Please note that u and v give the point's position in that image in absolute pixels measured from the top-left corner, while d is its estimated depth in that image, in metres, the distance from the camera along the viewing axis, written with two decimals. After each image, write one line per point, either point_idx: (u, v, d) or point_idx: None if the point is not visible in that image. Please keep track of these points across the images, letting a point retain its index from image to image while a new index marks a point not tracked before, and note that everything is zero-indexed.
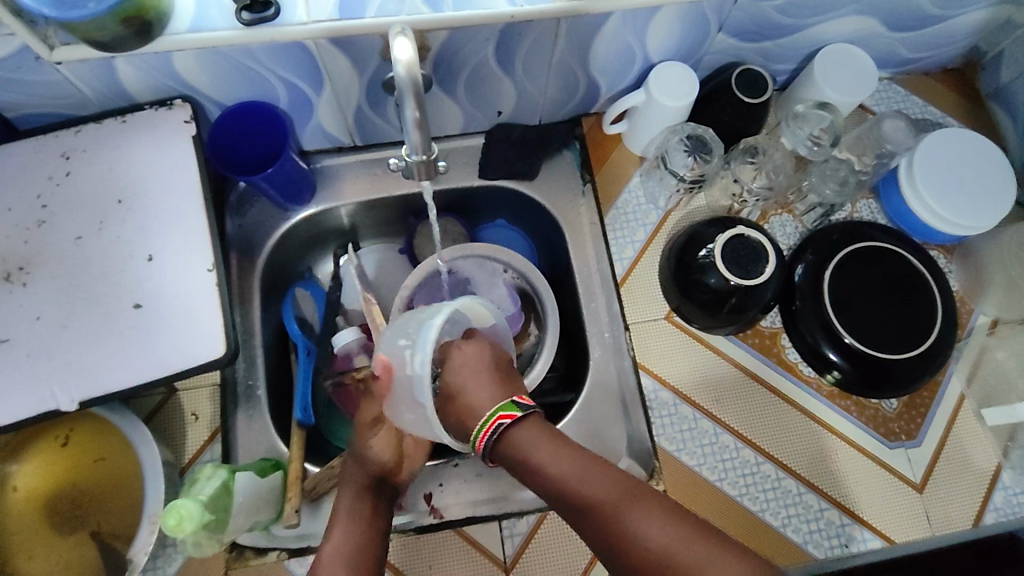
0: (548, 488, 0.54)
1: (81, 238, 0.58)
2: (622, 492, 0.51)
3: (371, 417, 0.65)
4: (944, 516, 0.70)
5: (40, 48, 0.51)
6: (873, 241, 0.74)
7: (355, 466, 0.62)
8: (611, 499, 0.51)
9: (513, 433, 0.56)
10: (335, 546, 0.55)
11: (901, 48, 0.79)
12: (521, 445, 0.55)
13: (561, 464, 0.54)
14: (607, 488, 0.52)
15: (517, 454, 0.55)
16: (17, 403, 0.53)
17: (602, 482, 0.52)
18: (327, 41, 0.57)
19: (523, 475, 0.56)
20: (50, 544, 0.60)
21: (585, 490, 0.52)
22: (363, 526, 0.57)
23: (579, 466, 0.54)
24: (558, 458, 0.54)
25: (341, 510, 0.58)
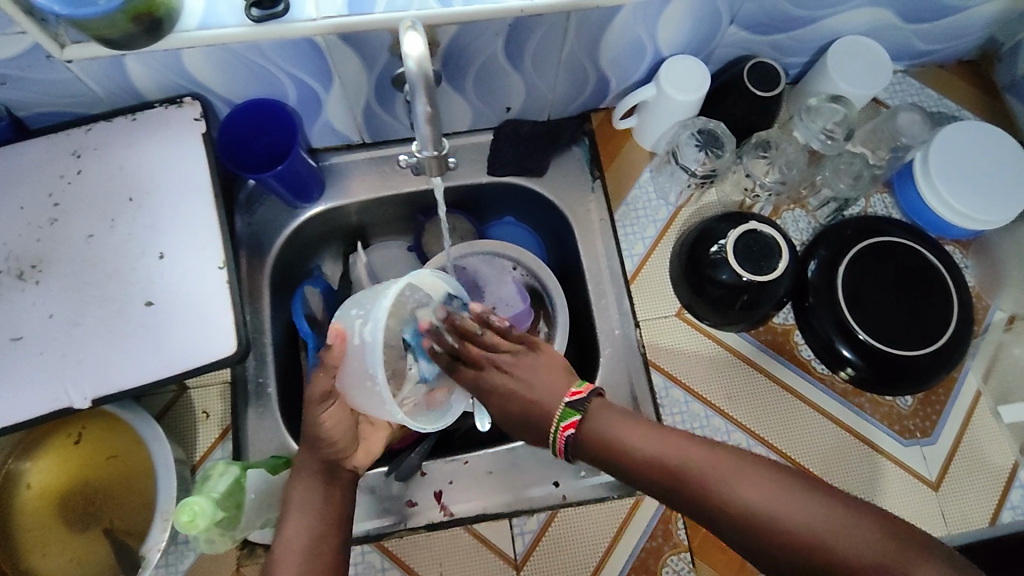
0: (629, 467, 0.52)
1: (93, 237, 0.59)
2: (708, 458, 0.51)
3: (322, 392, 0.56)
4: (960, 515, 0.69)
5: (51, 46, 0.52)
6: (888, 237, 0.73)
7: (308, 450, 0.58)
8: (704, 469, 0.50)
9: (592, 418, 0.54)
10: (289, 541, 0.55)
11: (916, 40, 0.78)
12: (602, 430, 0.53)
13: (646, 442, 0.52)
14: (695, 459, 0.51)
15: (601, 439, 0.53)
16: (31, 400, 0.54)
17: (689, 453, 0.51)
18: (336, 36, 0.57)
19: (605, 462, 0.53)
20: (63, 541, 0.60)
21: (669, 462, 0.51)
22: (319, 518, 0.56)
23: (656, 439, 0.53)
24: (643, 437, 0.52)
25: (295, 499, 0.57)
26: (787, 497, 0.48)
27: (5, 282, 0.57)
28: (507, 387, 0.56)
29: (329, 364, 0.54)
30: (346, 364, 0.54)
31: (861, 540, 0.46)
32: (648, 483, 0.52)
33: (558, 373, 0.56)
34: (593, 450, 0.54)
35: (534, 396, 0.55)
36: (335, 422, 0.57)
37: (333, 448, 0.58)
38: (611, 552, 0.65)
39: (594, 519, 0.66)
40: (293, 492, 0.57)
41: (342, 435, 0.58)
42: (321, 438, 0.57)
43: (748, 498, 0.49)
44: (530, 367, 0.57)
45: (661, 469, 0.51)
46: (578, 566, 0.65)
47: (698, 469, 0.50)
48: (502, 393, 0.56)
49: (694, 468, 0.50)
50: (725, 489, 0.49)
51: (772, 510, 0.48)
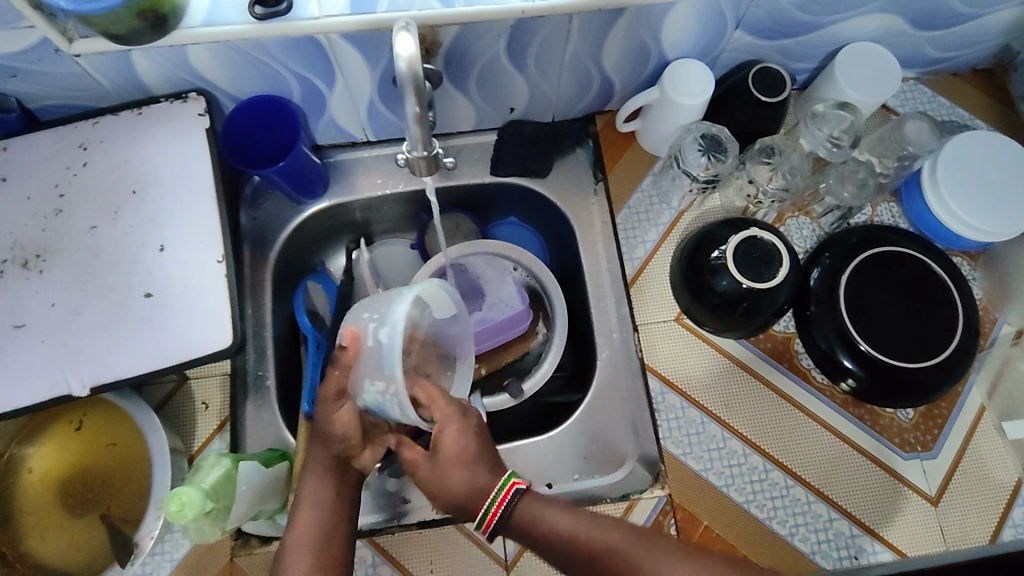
0: (554, 550, 0.53)
1: (97, 228, 0.60)
2: (639, 543, 0.52)
3: (336, 390, 0.59)
4: (959, 531, 0.68)
5: (59, 40, 0.53)
6: (893, 246, 0.72)
7: (319, 445, 0.59)
8: (639, 549, 0.52)
9: (521, 506, 0.54)
10: (299, 534, 0.55)
11: (927, 47, 0.76)
12: (530, 515, 0.53)
13: (577, 525, 0.53)
14: (624, 541, 0.52)
15: (526, 522, 0.53)
16: (32, 386, 0.55)
17: (624, 536, 0.53)
18: (338, 35, 0.58)
19: (540, 546, 0.53)
20: (61, 526, 0.61)
21: (597, 545, 0.52)
22: (329, 514, 0.56)
23: (582, 523, 0.53)
24: (570, 520, 0.53)
25: (306, 494, 0.57)
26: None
27: (11, 271, 0.58)
28: (443, 453, 0.56)
29: (342, 361, 0.58)
30: (359, 365, 0.56)
31: None
32: (579, 565, 0.52)
33: (489, 461, 0.56)
34: (521, 534, 0.53)
35: (466, 469, 0.55)
36: (348, 420, 0.59)
37: (344, 442, 0.59)
38: None
39: None
40: (303, 487, 0.57)
41: (353, 432, 0.59)
42: (333, 433, 0.58)
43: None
44: (473, 449, 0.56)
45: (591, 549, 0.52)
46: None
47: (633, 555, 0.51)
48: (435, 459, 0.56)
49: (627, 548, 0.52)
50: (657, 569, 0.50)
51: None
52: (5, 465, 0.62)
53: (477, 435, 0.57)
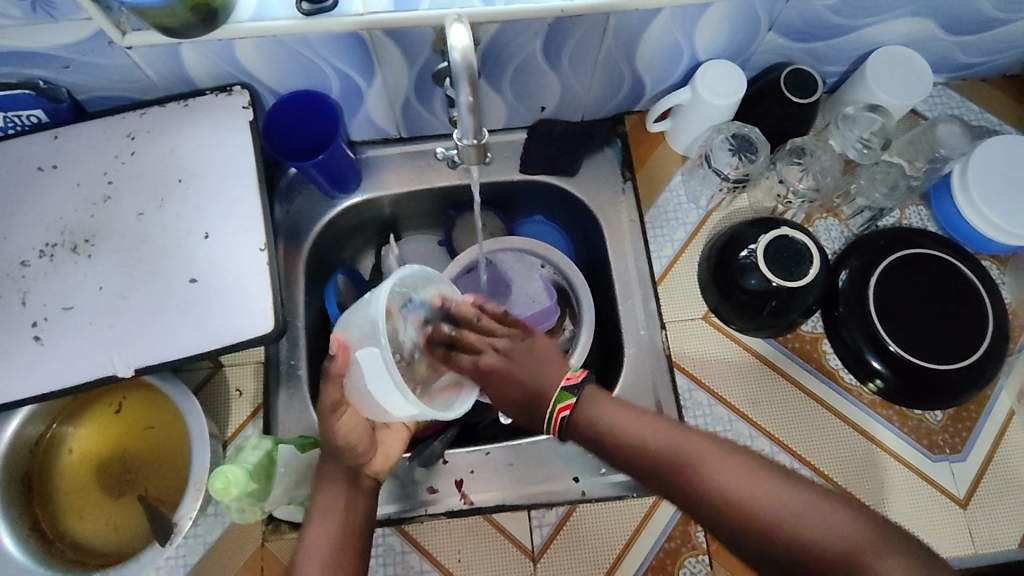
0: (614, 453, 0.57)
1: (143, 215, 0.61)
2: (692, 443, 0.55)
3: (332, 401, 0.58)
4: (988, 533, 0.68)
5: (113, 32, 0.54)
6: (923, 249, 0.72)
7: (331, 458, 0.61)
8: (689, 450, 0.54)
9: (585, 407, 0.58)
10: (311, 550, 0.57)
11: (958, 52, 0.77)
12: (591, 416, 0.58)
13: (640, 433, 0.57)
14: (682, 439, 0.55)
15: (591, 419, 0.57)
16: (80, 366, 0.56)
17: (670, 438, 0.56)
18: (381, 32, 0.59)
19: (606, 448, 0.57)
20: (100, 505, 0.63)
21: (645, 448, 0.56)
22: (341, 524, 0.58)
23: (635, 422, 0.57)
24: (627, 415, 0.57)
25: (319, 505, 0.59)
26: (762, 485, 0.51)
27: (60, 255, 0.60)
28: (505, 370, 0.59)
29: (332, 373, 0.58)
30: (347, 375, 0.57)
31: (822, 517, 0.49)
32: (640, 462, 0.56)
33: (542, 363, 0.60)
34: (586, 433, 0.58)
35: (534, 374, 0.59)
36: (353, 426, 0.60)
37: (355, 453, 0.61)
38: (628, 551, 0.66)
39: (614, 515, 0.67)
40: (317, 500, 0.59)
41: (358, 440, 0.61)
42: (341, 444, 0.60)
43: (725, 484, 0.52)
44: (528, 355, 0.60)
45: (647, 450, 0.56)
46: (596, 561, 0.66)
47: (687, 454, 0.54)
48: (501, 374, 0.59)
49: (680, 446, 0.55)
50: (706, 472, 0.53)
51: (749, 497, 0.51)
52: (45, 446, 0.63)
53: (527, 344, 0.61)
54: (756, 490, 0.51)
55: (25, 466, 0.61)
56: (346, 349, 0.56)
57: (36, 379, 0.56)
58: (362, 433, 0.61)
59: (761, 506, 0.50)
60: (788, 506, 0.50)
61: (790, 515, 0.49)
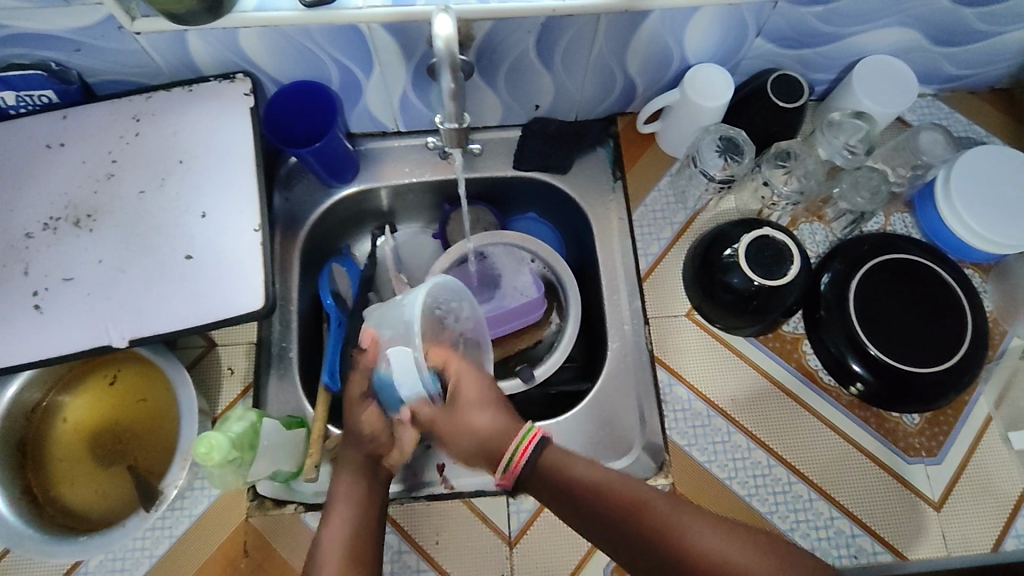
0: (571, 498, 0.55)
1: (144, 193, 0.64)
2: (666, 503, 0.54)
3: (359, 392, 0.65)
4: (961, 536, 0.69)
5: (122, 17, 0.57)
6: (905, 255, 0.74)
7: (351, 445, 0.64)
8: (668, 511, 0.53)
9: (547, 455, 0.57)
10: (332, 533, 0.57)
11: (945, 64, 0.78)
12: (560, 467, 0.56)
13: (604, 480, 0.56)
14: (653, 500, 0.54)
15: (559, 469, 0.56)
16: (77, 335, 0.59)
17: (638, 489, 0.55)
18: (378, 25, 0.62)
19: (573, 501, 0.55)
20: (91, 473, 0.64)
21: (610, 494, 0.55)
22: (362, 508, 0.59)
23: (598, 472, 0.56)
24: (596, 468, 0.56)
25: (341, 490, 0.61)
26: (747, 551, 0.50)
27: (63, 228, 0.62)
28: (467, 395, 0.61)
29: (361, 363, 0.64)
30: (377, 368, 0.62)
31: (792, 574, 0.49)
32: (610, 519, 0.54)
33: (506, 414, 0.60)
34: (553, 481, 0.56)
35: (492, 415, 0.60)
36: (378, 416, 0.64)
37: (375, 442, 0.64)
38: None
39: None
40: (339, 486, 0.61)
41: (379, 432, 0.64)
42: (364, 432, 0.63)
43: (707, 547, 0.50)
44: (491, 391, 0.62)
45: (618, 501, 0.54)
46: (571, 549, 0.67)
47: (661, 515, 0.53)
48: (466, 405, 0.60)
49: (655, 507, 0.53)
50: (674, 528, 0.52)
51: (734, 563, 0.49)
52: (41, 413, 0.65)
53: (490, 380, 0.63)
54: (723, 544, 0.50)
55: (20, 432, 0.63)
56: (376, 346, 0.62)
57: (34, 346, 0.58)
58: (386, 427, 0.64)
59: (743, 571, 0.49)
60: (757, 562, 0.49)
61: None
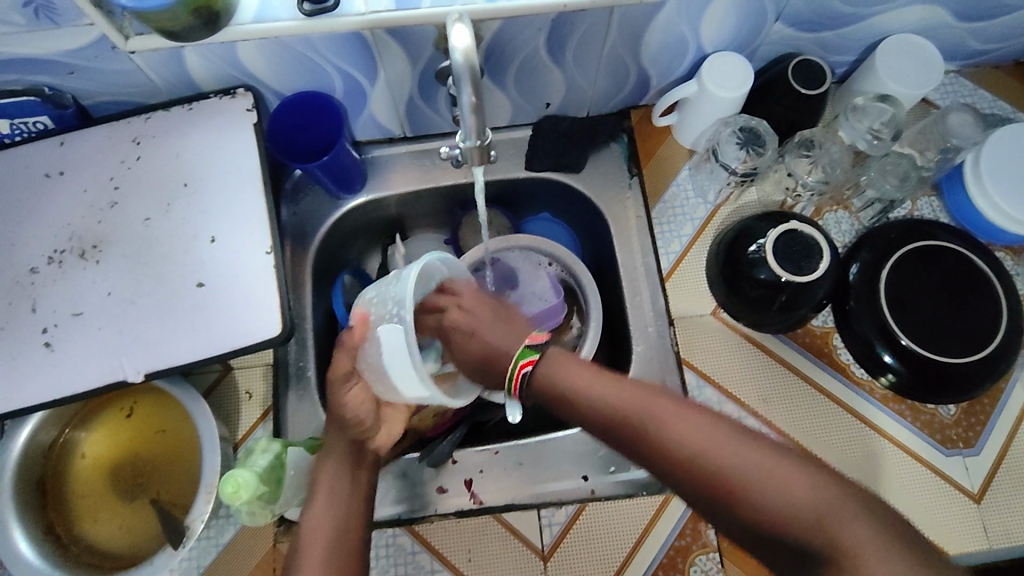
0: (566, 405, 0.55)
1: (150, 220, 0.61)
2: (655, 401, 0.52)
3: (343, 371, 0.60)
4: (1003, 528, 0.68)
5: (116, 37, 0.54)
6: (934, 240, 0.71)
7: (335, 430, 0.60)
8: (643, 409, 0.52)
9: (541, 365, 0.57)
10: (316, 522, 0.55)
11: (970, 39, 0.75)
12: (552, 374, 0.56)
13: (599, 386, 0.54)
14: (643, 401, 0.52)
15: (550, 373, 0.56)
16: (91, 372, 0.57)
17: (636, 396, 0.53)
18: (384, 31, 0.59)
19: (579, 415, 0.55)
20: (113, 508, 0.63)
21: (605, 401, 0.54)
22: (350, 498, 0.57)
23: (600, 380, 0.55)
24: (589, 377, 0.55)
25: (324, 476, 0.58)
26: (731, 443, 0.47)
27: (68, 261, 0.60)
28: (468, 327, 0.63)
29: (346, 343, 0.60)
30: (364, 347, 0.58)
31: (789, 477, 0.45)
32: (598, 424, 0.54)
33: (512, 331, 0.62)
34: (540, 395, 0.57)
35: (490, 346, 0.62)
36: (359, 400, 0.60)
37: (360, 426, 0.60)
38: (639, 550, 0.66)
39: (626, 513, 0.67)
40: (322, 471, 0.58)
41: (367, 414, 0.60)
42: (347, 417, 0.59)
43: (682, 439, 0.49)
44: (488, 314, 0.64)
45: (601, 402, 0.54)
46: (606, 562, 0.66)
47: (641, 413, 0.52)
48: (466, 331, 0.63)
49: (633, 404, 0.52)
50: (665, 431, 0.50)
51: (709, 452, 0.47)
52: (58, 451, 0.64)
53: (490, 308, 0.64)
54: (712, 443, 0.48)
55: (38, 472, 0.62)
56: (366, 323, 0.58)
57: (49, 385, 0.56)
58: (371, 411, 0.61)
59: (719, 459, 0.47)
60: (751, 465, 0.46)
61: (754, 482, 0.45)
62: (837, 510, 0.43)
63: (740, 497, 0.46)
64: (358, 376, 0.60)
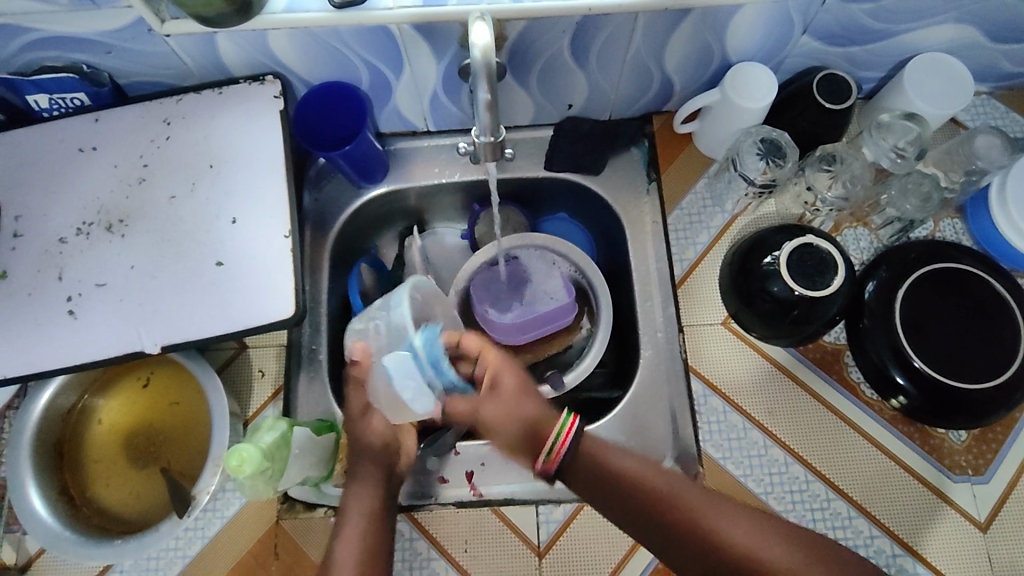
0: (613, 500, 0.57)
1: (175, 198, 0.63)
2: (704, 498, 0.56)
3: (360, 406, 0.63)
4: (1007, 558, 0.66)
5: (153, 20, 0.56)
6: (954, 263, 0.70)
7: (361, 455, 0.62)
8: (698, 510, 0.55)
9: (584, 444, 0.59)
10: (344, 550, 0.57)
11: (1004, 61, 0.74)
12: (599, 455, 0.58)
13: (642, 478, 0.57)
14: (689, 495, 0.56)
15: (596, 453, 0.58)
16: (110, 342, 0.59)
17: (685, 490, 0.56)
18: (410, 26, 0.60)
19: (625, 509, 0.57)
20: (125, 474, 0.65)
21: (654, 491, 0.57)
22: (373, 527, 0.59)
23: (647, 471, 0.58)
24: (637, 466, 0.58)
25: (353, 504, 0.60)
26: (778, 543, 0.53)
27: (95, 233, 0.63)
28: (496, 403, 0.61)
29: (357, 376, 0.61)
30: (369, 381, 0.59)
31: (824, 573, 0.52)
32: (649, 521, 0.56)
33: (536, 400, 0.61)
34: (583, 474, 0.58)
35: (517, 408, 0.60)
36: (381, 425, 0.62)
37: (385, 451, 0.62)
38: (633, 553, 0.66)
39: None
40: (352, 499, 0.60)
41: (386, 437, 0.63)
42: (369, 442, 0.62)
43: (732, 536, 0.53)
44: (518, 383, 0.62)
45: (651, 493, 0.56)
46: (600, 561, 0.66)
47: (691, 511, 0.55)
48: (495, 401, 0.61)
49: (689, 508, 0.55)
50: (715, 526, 0.54)
51: (756, 551, 0.53)
52: (76, 416, 0.66)
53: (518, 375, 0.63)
54: (754, 538, 0.53)
55: (56, 434, 0.64)
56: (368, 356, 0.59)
57: (69, 351, 0.59)
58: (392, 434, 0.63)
59: (764, 559, 0.52)
60: (782, 555, 0.52)
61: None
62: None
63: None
64: (372, 409, 0.62)
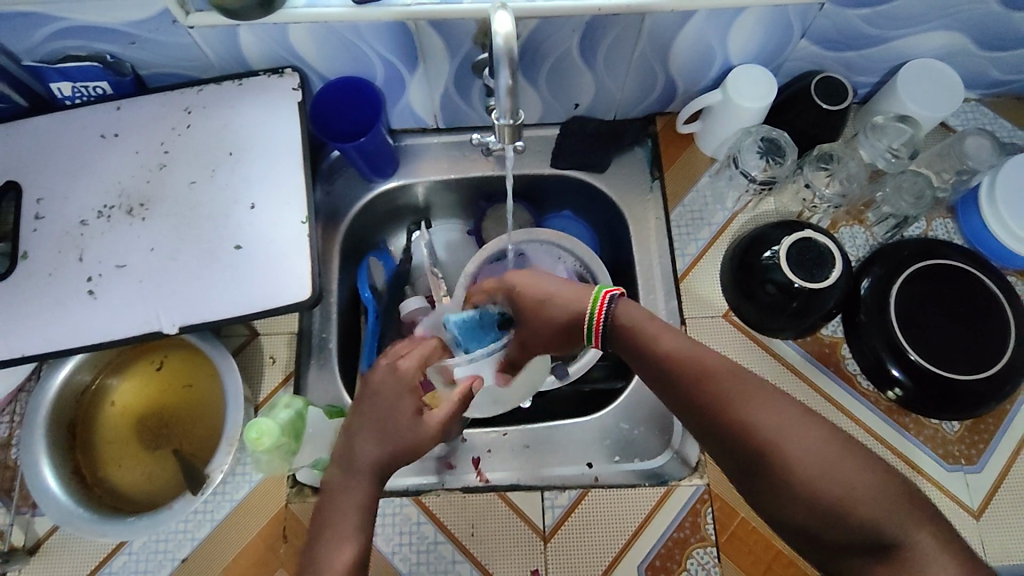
0: (644, 363, 0.55)
1: (195, 183, 0.65)
2: (739, 379, 0.50)
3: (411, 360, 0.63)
4: (1001, 545, 0.68)
5: (178, 11, 0.58)
6: (946, 259, 0.72)
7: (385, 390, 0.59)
8: (729, 387, 0.50)
9: (621, 312, 0.58)
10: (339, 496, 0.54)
11: (992, 69, 0.78)
12: (632, 327, 0.56)
13: (671, 343, 0.54)
14: (721, 371, 0.51)
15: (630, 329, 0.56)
16: (129, 321, 0.60)
17: (718, 363, 0.52)
18: (427, 22, 0.62)
19: (652, 375, 0.54)
20: (137, 455, 0.66)
21: (690, 362, 0.52)
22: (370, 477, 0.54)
23: (681, 345, 0.54)
24: (675, 342, 0.54)
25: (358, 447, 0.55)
26: (815, 437, 0.46)
27: (116, 217, 0.64)
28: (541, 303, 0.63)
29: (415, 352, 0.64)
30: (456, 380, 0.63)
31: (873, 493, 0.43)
32: (679, 388, 0.52)
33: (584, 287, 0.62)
34: (630, 345, 0.56)
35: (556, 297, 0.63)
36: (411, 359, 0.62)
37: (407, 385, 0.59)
38: (637, 538, 0.67)
39: (627, 502, 0.68)
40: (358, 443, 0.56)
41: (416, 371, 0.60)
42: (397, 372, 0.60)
43: (763, 423, 0.47)
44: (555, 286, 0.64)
45: (679, 367, 0.52)
46: (605, 545, 0.67)
47: (722, 385, 0.50)
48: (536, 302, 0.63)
49: (720, 379, 0.50)
50: (750, 412, 0.48)
51: (790, 441, 0.46)
52: (90, 396, 0.66)
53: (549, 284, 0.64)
54: (792, 431, 0.47)
55: (70, 414, 0.65)
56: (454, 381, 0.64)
57: (88, 331, 0.60)
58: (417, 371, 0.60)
59: (802, 449, 0.46)
60: (818, 447, 0.46)
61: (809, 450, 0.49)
62: (892, 503, 0.43)
63: (791, 482, 0.45)
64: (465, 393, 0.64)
